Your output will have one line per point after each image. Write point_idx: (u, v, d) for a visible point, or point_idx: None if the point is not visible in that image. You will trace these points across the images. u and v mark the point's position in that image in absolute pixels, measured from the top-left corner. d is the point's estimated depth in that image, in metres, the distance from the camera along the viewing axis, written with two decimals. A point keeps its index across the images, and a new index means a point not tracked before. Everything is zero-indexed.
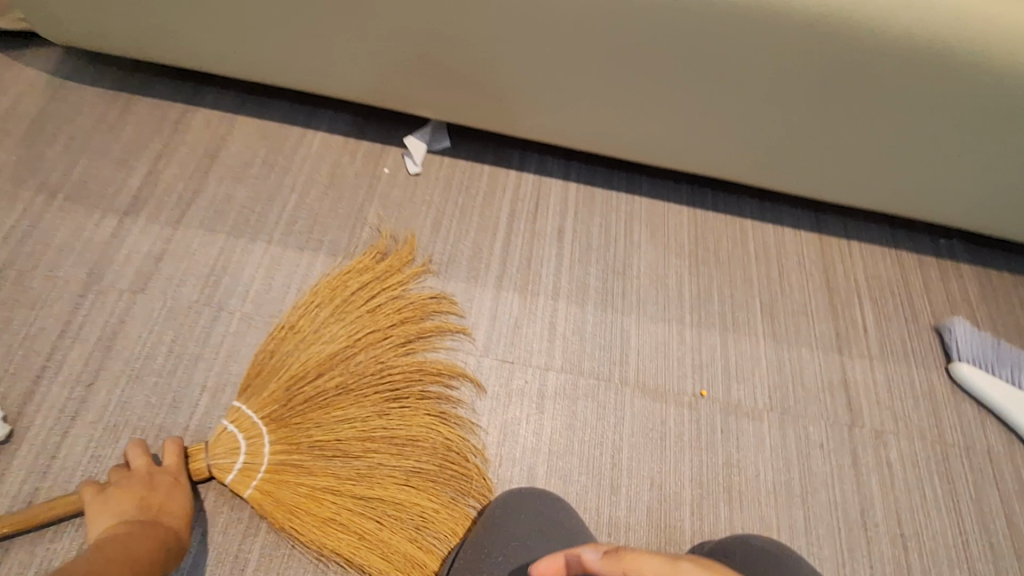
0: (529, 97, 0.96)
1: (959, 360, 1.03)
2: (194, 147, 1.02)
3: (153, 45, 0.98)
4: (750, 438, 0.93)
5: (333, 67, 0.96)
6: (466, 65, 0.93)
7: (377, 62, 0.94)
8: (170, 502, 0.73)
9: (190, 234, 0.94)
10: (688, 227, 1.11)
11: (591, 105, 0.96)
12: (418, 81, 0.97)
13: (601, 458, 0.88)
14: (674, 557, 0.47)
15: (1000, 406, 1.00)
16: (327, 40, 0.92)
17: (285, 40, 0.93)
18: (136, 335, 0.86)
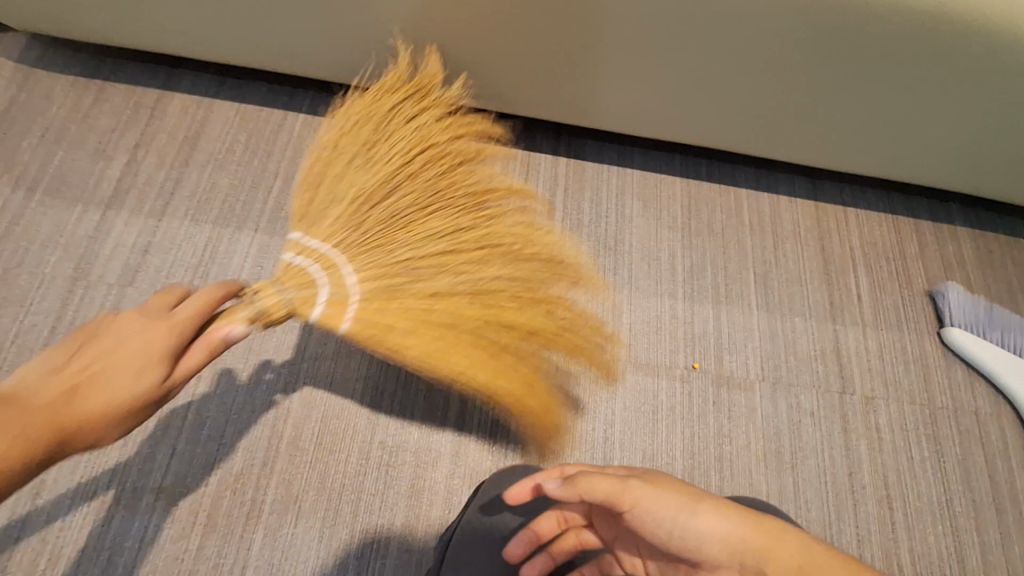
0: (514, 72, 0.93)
1: (951, 324, 1.03)
2: (172, 134, 0.99)
3: (121, 29, 0.94)
4: (741, 408, 0.94)
5: (311, 46, 0.93)
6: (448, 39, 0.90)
7: (356, 41, 0.91)
8: (118, 383, 0.58)
9: (175, 224, 0.93)
10: (681, 200, 1.09)
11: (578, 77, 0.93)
12: (399, 59, 0.94)
13: (594, 432, 0.90)
14: (622, 478, 0.57)
15: (989, 368, 1.01)
16: (303, 18, 0.89)
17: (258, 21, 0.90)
18: None
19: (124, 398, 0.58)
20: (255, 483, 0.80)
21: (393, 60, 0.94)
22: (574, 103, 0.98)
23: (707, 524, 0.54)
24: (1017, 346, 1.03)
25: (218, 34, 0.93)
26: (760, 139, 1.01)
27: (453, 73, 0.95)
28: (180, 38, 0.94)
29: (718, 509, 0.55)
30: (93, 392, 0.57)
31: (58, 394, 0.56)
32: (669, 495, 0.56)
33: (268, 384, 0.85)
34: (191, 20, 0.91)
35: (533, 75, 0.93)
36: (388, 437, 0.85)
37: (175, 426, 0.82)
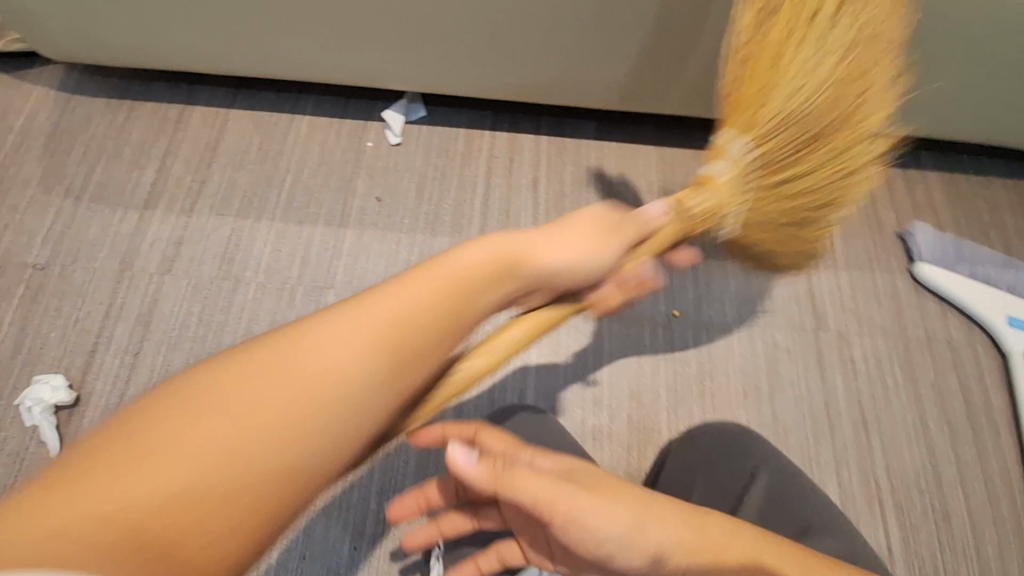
0: (491, 58, 1.03)
1: (921, 260, 1.10)
2: (195, 142, 1.13)
3: (145, 53, 1.07)
4: (720, 348, 1.02)
5: (311, 51, 1.04)
6: (428, 36, 1.01)
7: (347, 44, 1.03)
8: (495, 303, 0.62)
9: (203, 219, 1.06)
10: (656, 166, 1.18)
11: (550, 60, 1.03)
12: (386, 57, 1.05)
13: (584, 376, 0.99)
14: (557, 482, 0.53)
15: (959, 299, 1.07)
16: (300, 29, 1.01)
17: (262, 34, 1.02)
18: (169, 309, 0.99)
19: (500, 290, 0.62)
20: None
21: (385, 55, 1.04)
22: (552, 79, 1.07)
23: (653, 534, 0.51)
24: (987, 276, 1.08)
25: (229, 48, 1.05)
26: None
27: (440, 62, 1.05)
28: (198, 54, 1.07)
29: (664, 512, 0.53)
30: (490, 276, 0.60)
31: (481, 262, 0.60)
32: (610, 504, 0.53)
33: None
34: (207, 37, 1.03)
35: (510, 57, 1.03)
36: None
37: None
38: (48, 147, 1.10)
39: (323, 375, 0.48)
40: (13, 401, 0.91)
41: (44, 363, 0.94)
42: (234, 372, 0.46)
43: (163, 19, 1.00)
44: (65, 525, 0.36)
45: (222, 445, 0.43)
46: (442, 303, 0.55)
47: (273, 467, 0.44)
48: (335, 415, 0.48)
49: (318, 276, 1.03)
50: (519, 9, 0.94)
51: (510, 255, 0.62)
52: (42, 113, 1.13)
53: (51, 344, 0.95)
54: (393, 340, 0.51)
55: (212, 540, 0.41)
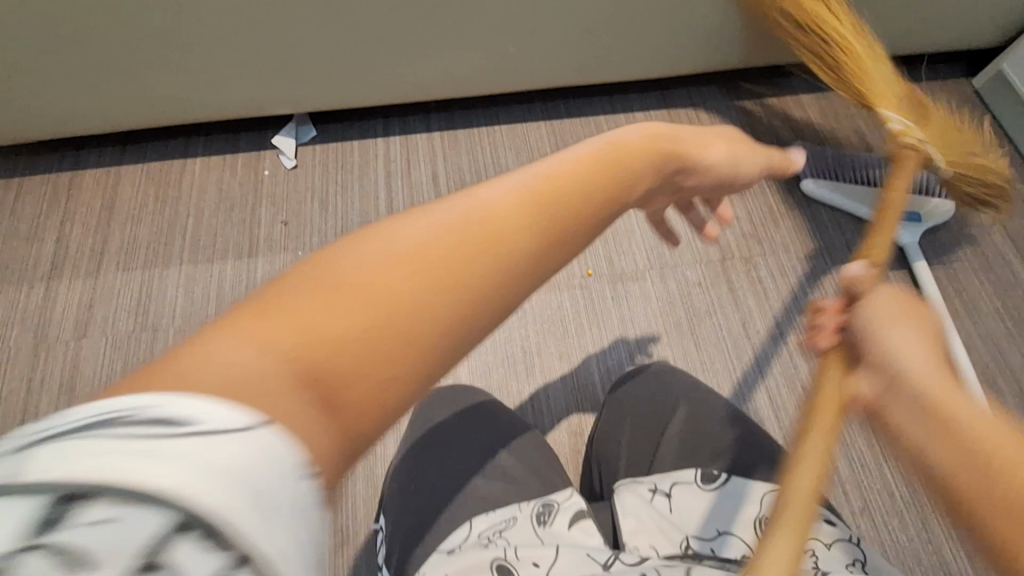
0: (360, 67, 1.07)
1: (804, 178, 1.16)
2: (91, 205, 1.13)
3: (20, 126, 1.07)
4: (636, 295, 1.06)
5: (186, 92, 1.06)
6: (295, 56, 1.04)
7: (218, 79, 1.05)
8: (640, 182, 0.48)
9: (111, 277, 1.06)
10: (548, 139, 1.22)
11: (418, 57, 1.07)
12: (260, 85, 1.08)
13: (512, 349, 1.01)
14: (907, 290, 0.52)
15: (846, 206, 1.14)
16: (167, 73, 1.03)
17: (132, 85, 1.04)
18: (90, 372, 0.98)
19: (667, 172, 0.50)
20: None
21: (259, 82, 1.07)
22: (427, 76, 1.11)
23: (908, 357, 0.45)
24: (869, 177, 1.14)
25: (104, 104, 1.06)
26: (595, 63, 1.14)
27: (314, 79, 1.08)
28: (74, 117, 1.08)
29: (930, 354, 0.45)
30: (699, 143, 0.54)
31: (666, 132, 0.50)
32: (926, 341, 0.46)
33: None
34: (78, 98, 1.04)
35: (379, 61, 1.07)
36: None
37: None
38: None
39: (527, 230, 0.36)
40: None
41: None
42: (469, 211, 0.35)
43: (28, 87, 1.01)
44: (237, 353, 0.27)
45: (410, 295, 0.31)
46: (618, 149, 0.44)
47: (467, 335, 0.33)
48: (538, 271, 0.36)
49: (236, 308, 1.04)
50: (374, 13, 0.98)
51: (685, 135, 0.52)
52: None
53: None
54: (574, 194, 0.39)
55: (381, 380, 0.30)
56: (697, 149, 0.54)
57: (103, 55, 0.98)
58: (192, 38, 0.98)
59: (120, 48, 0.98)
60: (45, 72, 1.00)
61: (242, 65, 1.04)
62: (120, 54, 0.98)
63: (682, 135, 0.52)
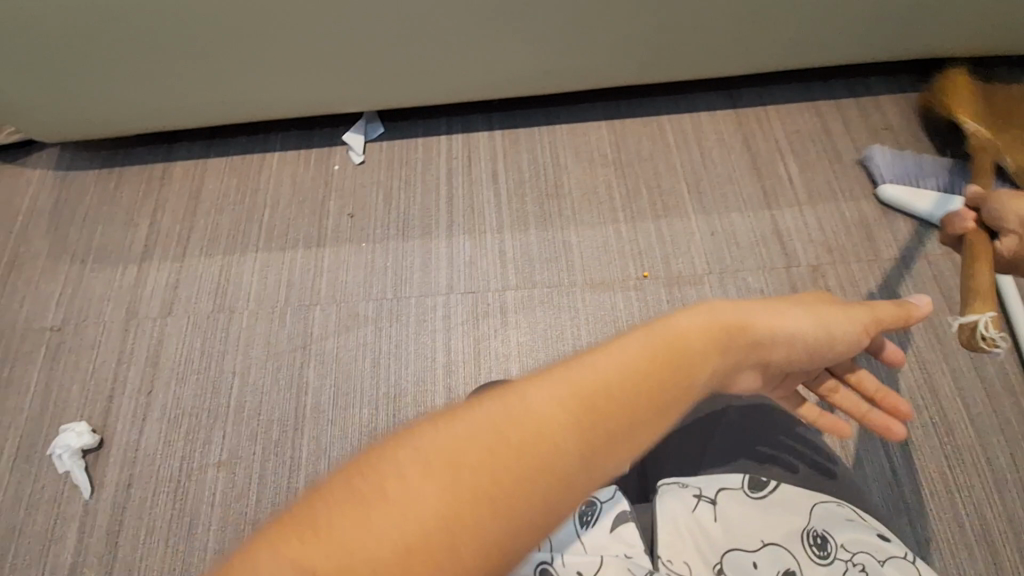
0: (428, 67, 1.11)
1: (882, 182, 1.11)
2: (179, 194, 1.22)
3: (123, 119, 1.18)
4: (694, 300, 1.05)
5: (268, 89, 1.14)
6: (368, 57, 1.09)
7: (298, 78, 1.12)
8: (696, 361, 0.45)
9: (194, 262, 1.14)
10: (609, 139, 1.22)
11: (484, 57, 1.10)
12: (335, 83, 1.14)
13: (565, 348, 1.02)
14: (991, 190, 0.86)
15: (928, 214, 1.07)
16: (253, 72, 1.10)
17: (221, 83, 1.12)
18: (173, 348, 1.06)
19: (726, 357, 0.47)
20: (289, 444, 0.97)
21: (335, 80, 1.13)
22: (492, 74, 1.13)
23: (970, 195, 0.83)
24: (952, 185, 1.08)
25: (196, 99, 1.15)
26: (662, 62, 1.12)
27: (385, 77, 1.13)
28: (169, 111, 1.17)
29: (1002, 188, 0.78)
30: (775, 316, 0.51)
31: (724, 315, 0.47)
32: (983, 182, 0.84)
33: (296, 368, 1.03)
34: (174, 94, 1.13)
35: (448, 59, 1.10)
36: (391, 388, 1.01)
37: (222, 413, 1.01)
38: (51, 223, 1.20)
39: (556, 449, 0.35)
40: (45, 452, 0.99)
41: (69, 415, 1.02)
42: (499, 415, 0.35)
43: (131, 84, 1.11)
44: None
45: (426, 525, 0.30)
46: (659, 350, 0.42)
47: (489, 562, 0.31)
48: (559, 492, 0.34)
49: (303, 295, 1.09)
50: (446, 13, 1.01)
51: (750, 318, 0.49)
52: (41, 193, 1.24)
53: (72, 397, 1.04)
54: (606, 408, 0.38)
55: None
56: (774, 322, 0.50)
57: (198, 54, 1.06)
58: (276, 38, 1.04)
59: (213, 49, 1.06)
60: (146, 70, 1.08)
61: (321, 64, 1.10)
62: (213, 54, 1.06)
63: (744, 318, 0.48)
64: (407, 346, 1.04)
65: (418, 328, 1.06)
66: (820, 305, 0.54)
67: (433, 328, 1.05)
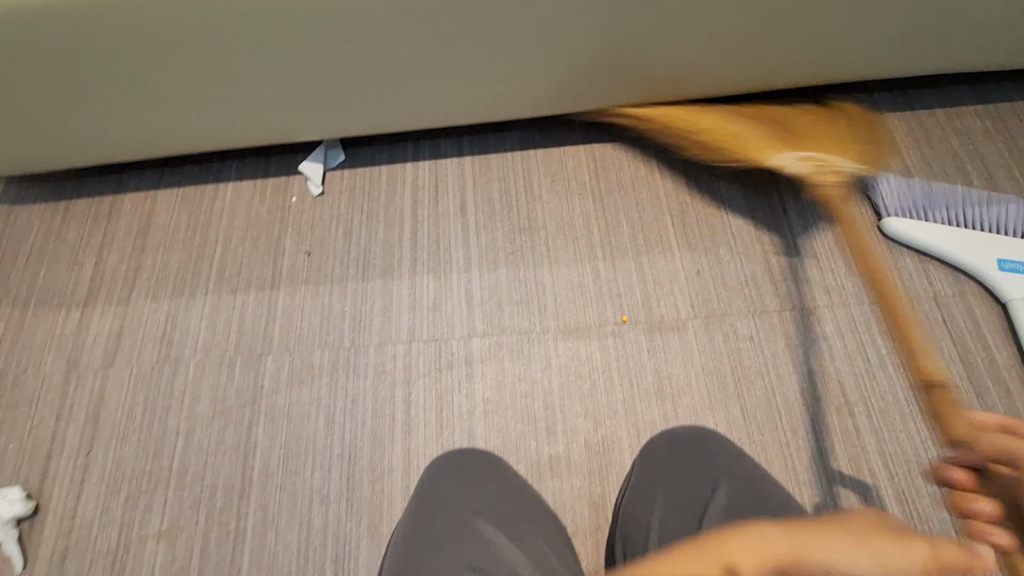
0: (389, 93, 1.02)
1: (887, 214, 1.00)
2: (128, 230, 1.14)
3: (63, 154, 1.10)
4: (676, 347, 0.95)
5: (219, 118, 1.05)
6: (322, 85, 1.00)
7: (249, 108, 1.04)
8: None
9: (140, 305, 1.07)
10: (587, 165, 1.12)
11: (449, 82, 1.00)
12: (289, 112, 1.05)
13: (534, 404, 0.93)
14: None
15: (937, 249, 0.97)
16: (199, 103, 1.02)
17: (166, 115, 1.03)
18: (116, 402, 1.00)
19: None
20: (235, 512, 0.90)
21: (290, 108, 1.04)
22: (459, 99, 1.04)
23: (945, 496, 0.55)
24: (968, 218, 0.97)
25: (140, 130, 1.06)
26: (645, 83, 1.02)
27: (344, 103, 1.04)
28: (113, 143, 1.08)
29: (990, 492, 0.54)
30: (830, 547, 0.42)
31: (780, 545, 0.42)
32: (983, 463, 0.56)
33: (245, 426, 0.95)
34: (116, 125, 1.05)
35: (410, 84, 1.01)
36: (345, 449, 0.93)
37: (165, 475, 0.94)
38: None
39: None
40: None
41: (4, 477, 0.95)
42: None
43: (68, 120, 1.02)
44: None
45: None
46: None
47: None
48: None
49: (255, 343, 1.02)
50: (402, 38, 0.92)
51: (808, 551, 0.42)
52: None
53: (8, 457, 0.97)
54: None
55: None
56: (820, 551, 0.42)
57: (138, 85, 0.97)
58: (221, 66, 0.95)
59: (151, 82, 0.97)
60: (83, 102, 1.00)
61: (273, 92, 1.01)
62: (154, 84, 0.97)
63: (801, 552, 0.42)
64: (364, 401, 0.96)
65: (376, 380, 0.97)
66: (878, 543, 0.42)
67: (393, 381, 0.97)
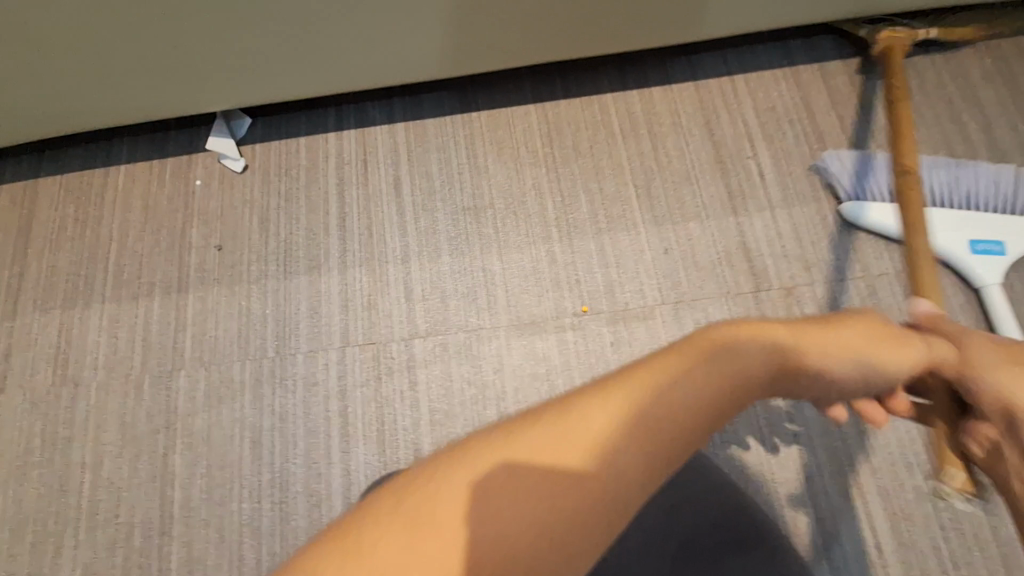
0: (289, 61, 0.84)
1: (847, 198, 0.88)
2: (5, 230, 0.97)
3: None
4: (643, 339, 0.85)
5: (81, 99, 0.84)
6: (202, 52, 0.81)
7: (113, 85, 0.83)
8: (749, 361, 0.38)
9: (28, 321, 0.92)
10: (538, 129, 0.97)
11: (363, 43, 0.83)
12: (167, 89, 0.85)
13: (486, 411, 0.83)
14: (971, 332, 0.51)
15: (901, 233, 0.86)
16: (48, 80, 0.81)
17: (7, 97, 0.83)
18: (9, 435, 0.87)
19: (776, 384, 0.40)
20: (157, 552, 0.80)
21: (168, 81, 0.84)
22: (380, 61, 0.86)
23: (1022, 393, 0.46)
24: (934, 193, 0.86)
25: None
26: (600, 29, 0.86)
27: (238, 72, 0.84)
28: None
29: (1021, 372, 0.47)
30: (851, 339, 0.45)
31: (787, 346, 0.41)
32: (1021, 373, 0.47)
33: (159, 455, 0.84)
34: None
35: (316, 44, 0.82)
36: (276, 473, 0.83)
37: (73, 515, 0.83)
38: None
39: (624, 454, 0.30)
40: None
41: None
42: (558, 427, 0.30)
43: None
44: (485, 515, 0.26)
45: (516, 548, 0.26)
46: (720, 358, 0.37)
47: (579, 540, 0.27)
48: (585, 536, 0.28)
49: (165, 358, 0.89)
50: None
51: (808, 348, 0.43)
52: None
53: None
54: (674, 406, 0.32)
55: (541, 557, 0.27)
56: (859, 336, 0.46)
57: None
58: (64, 28, 0.75)
59: None
60: None
61: (140, 61, 0.80)
62: None
63: (803, 350, 0.42)
64: (294, 419, 0.85)
65: (306, 395, 0.86)
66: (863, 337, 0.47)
67: (326, 394, 0.86)
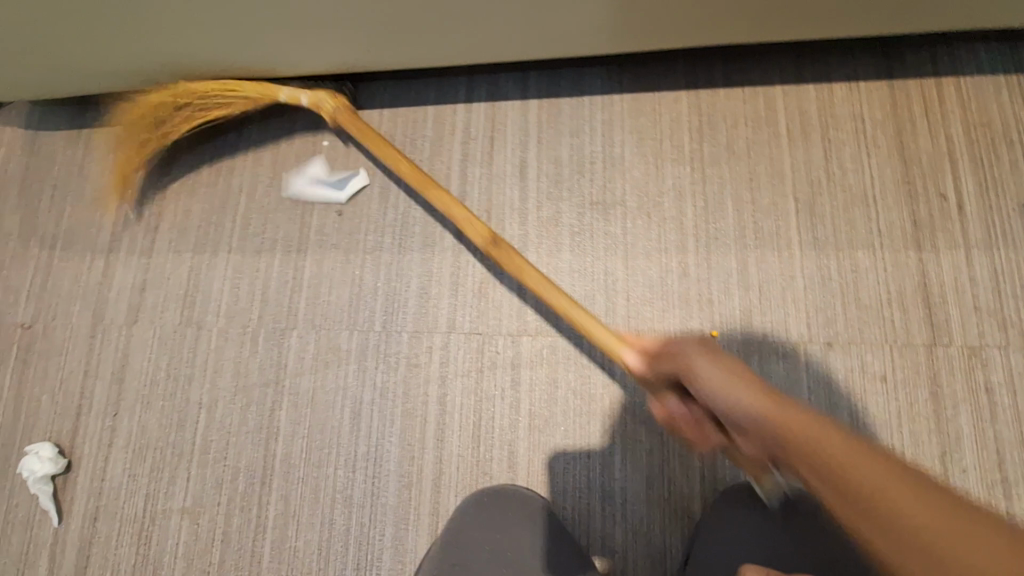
0: (441, 31, 0.78)
1: None
2: (150, 168, 1.02)
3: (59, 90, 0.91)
4: (778, 378, 0.75)
5: (170, 46, 0.82)
6: (357, 19, 0.77)
7: (265, 46, 0.82)
8: None
9: (163, 260, 0.97)
10: (689, 121, 0.86)
11: (524, 17, 0.75)
12: (313, 50, 0.83)
13: (589, 424, 0.78)
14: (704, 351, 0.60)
15: None
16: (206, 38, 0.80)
17: (166, 50, 0.82)
18: (139, 366, 0.93)
19: None
20: (258, 499, 0.84)
21: (295, 38, 0.80)
22: (533, 33, 0.78)
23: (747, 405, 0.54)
24: None
25: (64, 50, 0.82)
26: (799, 11, 0.73)
27: (332, 38, 0.80)
28: (21, 65, 0.84)
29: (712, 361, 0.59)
30: None
31: None
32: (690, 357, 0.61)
33: (267, 407, 0.87)
34: (30, 42, 0.80)
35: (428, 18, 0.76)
36: (371, 448, 0.83)
37: (188, 449, 0.88)
38: (21, 195, 1.05)
39: None
40: (15, 468, 0.91)
41: (37, 429, 0.93)
42: None
43: (58, 52, 0.83)
44: None
45: None
46: None
47: None
48: None
49: (280, 316, 0.91)
50: None
51: None
52: (10, 156, 1.07)
53: (42, 409, 0.94)
54: None
55: None
56: None
57: (132, 15, 0.76)
58: None
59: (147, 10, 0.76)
60: (69, 33, 0.79)
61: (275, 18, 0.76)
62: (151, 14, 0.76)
63: None
64: (393, 396, 0.84)
65: (407, 374, 0.84)
66: None
67: (427, 377, 0.84)
